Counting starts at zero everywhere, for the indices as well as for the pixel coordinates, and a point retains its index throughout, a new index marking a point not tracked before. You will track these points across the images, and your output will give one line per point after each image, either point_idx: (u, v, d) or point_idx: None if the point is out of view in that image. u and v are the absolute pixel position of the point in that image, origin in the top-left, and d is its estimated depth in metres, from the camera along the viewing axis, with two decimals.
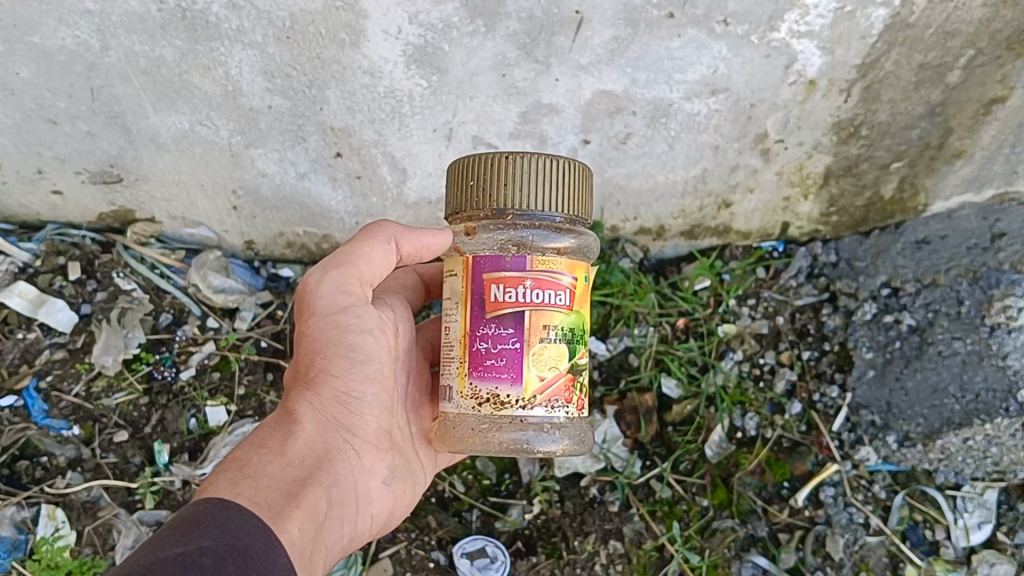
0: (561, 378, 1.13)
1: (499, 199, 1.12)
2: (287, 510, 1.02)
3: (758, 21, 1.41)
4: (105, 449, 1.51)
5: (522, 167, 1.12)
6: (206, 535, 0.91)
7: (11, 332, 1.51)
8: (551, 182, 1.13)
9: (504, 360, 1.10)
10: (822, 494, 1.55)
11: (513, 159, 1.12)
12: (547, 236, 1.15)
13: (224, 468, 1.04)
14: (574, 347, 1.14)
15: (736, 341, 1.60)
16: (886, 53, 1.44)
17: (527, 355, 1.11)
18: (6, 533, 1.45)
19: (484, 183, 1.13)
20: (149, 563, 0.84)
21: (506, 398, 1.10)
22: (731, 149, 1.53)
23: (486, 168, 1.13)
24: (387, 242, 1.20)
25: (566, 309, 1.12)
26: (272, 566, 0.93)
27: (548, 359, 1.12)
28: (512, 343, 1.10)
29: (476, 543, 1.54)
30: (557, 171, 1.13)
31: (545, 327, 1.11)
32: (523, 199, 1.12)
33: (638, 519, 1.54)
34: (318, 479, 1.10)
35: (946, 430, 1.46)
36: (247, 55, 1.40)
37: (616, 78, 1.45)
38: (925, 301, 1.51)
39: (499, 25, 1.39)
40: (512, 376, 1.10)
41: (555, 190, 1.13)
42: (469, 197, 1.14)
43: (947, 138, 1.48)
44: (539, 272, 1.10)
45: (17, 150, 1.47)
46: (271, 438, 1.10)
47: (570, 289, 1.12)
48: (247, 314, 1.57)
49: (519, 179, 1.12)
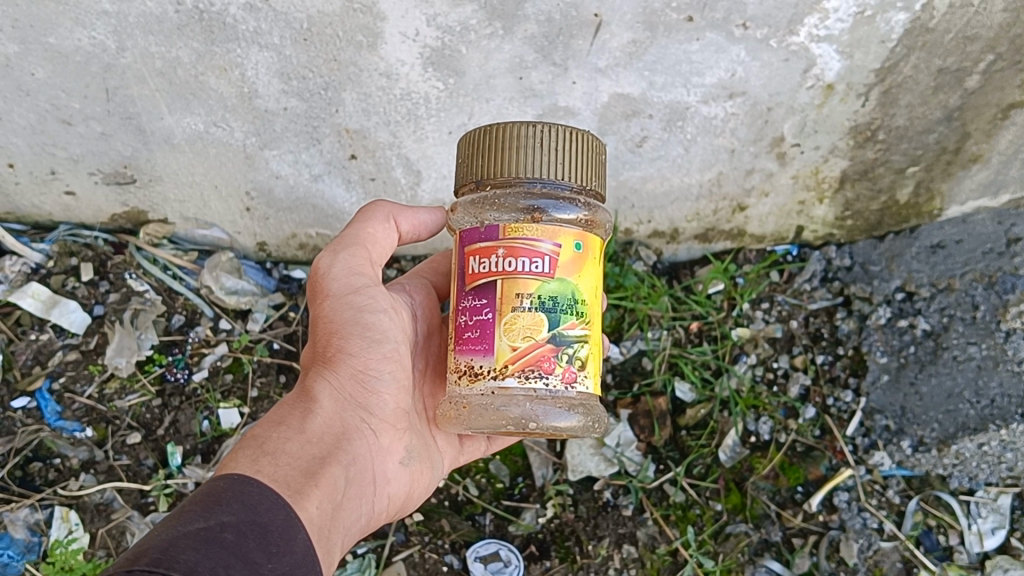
0: (538, 348, 1.07)
1: (477, 171, 1.11)
2: (307, 487, 1.02)
3: (777, 25, 1.39)
4: (118, 451, 1.50)
5: (501, 137, 1.10)
6: (227, 511, 0.92)
7: (24, 333, 1.52)
8: (534, 149, 1.09)
9: (478, 331, 1.08)
10: (836, 499, 1.53)
11: (488, 131, 1.10)
12: (547, 204, 1.12)
13: (244, 446, 1.05)
14: (557, 316, 1.07)
15: (749, 345, 1.61)
16: (905, 57, 1.41)
17: (498, 324, 1.07)
18: (19, 535, 1.44)
19: (469, 158, 1.13)
20: (173, 535, 0.85)
21: (479, 368, 1.08)
22: (747, 152, 1.52)
23: (473, 142, 1.12)
24: (387, 220, 1.21)
25: (544, 276, 1.07)
26: (291, 542, 0.94)
27: (521, 329, 1.07)
28: (487, 313, 1.08)
29: (489, 547, 1.53)
30: (537, 137, 1.09)
31: (518, 295, 1.07)
32: (504, 169, 1.10)
33: (651, 524, 1.54)
34: (339, 456, 1.10)
35: (961, 436, 1.48)
36: (264, 57, 1.39)
37: (633, 81, 1.43)
38: (939, 306, 1.52)
39: (517, 28, 1.38)
40: (484, 348, 1.08)
41: (540, 158, 1.09)
42: (461, 173, 1.14)
43: (964, 142, 1.48)
44: (510, 240, 1.07)
45: (31, 151, 1.46)
46: (290, 416, 1.10)
47: (551, 256, 1.07)
48: (260, 315, 1.59)
49: (500, 150, 1.10)
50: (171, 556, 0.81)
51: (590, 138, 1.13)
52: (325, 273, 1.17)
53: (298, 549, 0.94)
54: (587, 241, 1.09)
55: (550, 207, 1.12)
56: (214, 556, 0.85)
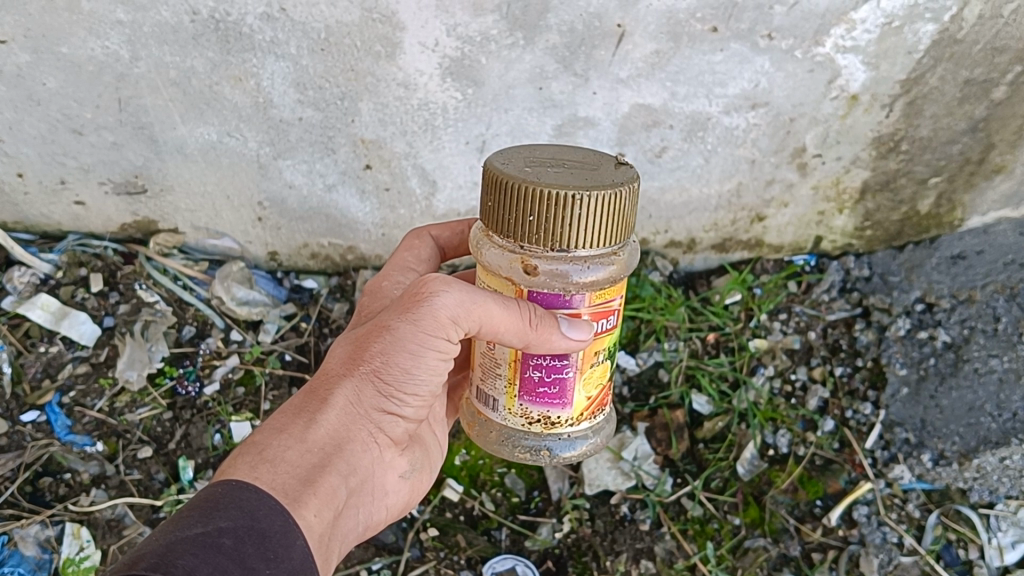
0: (600, 388, 1.08)
1: (561, 238, 0.93)
2: (308, 493, 0.95)
3: (803, 35, 1.36)
4: (129, 465, 1.47)
5: (591, 206, 0.92)
6: (225, 516, 0.86)
7: (33, 345, 1.50)
8: (613, 216, 0.95)
9: (558, 388, 1.03)
10: (855, 513, 1.49)
11: (581, 198, 0.92)
12: (592, 269, 0.97)
13: (243, 452, 0.97)
14: (614, 355, 1.07)
15: (767, 356, 1.59)
16: (932, 69, 1.39)
17: (578, 380, 1.04)
18: (30, 553, 1.38)
19: (546, 220, 0.93)
20: (170, 542, 0.81)
21: (557, 420, 1.05)
22: (768, 163, 1.49)
23: (548, 205, 0.92)
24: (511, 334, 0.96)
25: (613, 329, 1.04)
26: (291, 548, 0.88)
27: (594, 378, 1.06)
28: (566, 371, 1.03)
29: (506, 563, 1.49)
30: (620, 202, 0.95)
31: (597, 353, 1.03)
32: (592, 237, 0.94)
33: (669, 538, 1.50)
34: (342, 466, 1.01)
35: (982, 449, 1.47)
36: (280, 66, 1.36)
37: (655, 91, 1.41)
38: (960, 318, 1.53)
39: (539, 38, 1.35)
40: (563, 401, 1.04)
41: (617, 222, 0.95)
42: (525, 230, 0.94)
43: (988, 154, 1.48)
44: (597, 308, 0.99)
45: (42, 161, 1.45)
46: (293, 421, 1.01)
47: (619, 310, 1.03)
48: (272, 326, 1.57)
49: (582, 220, 0.93)
50: (167, 563, 0.78)
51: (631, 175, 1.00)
52: (433, 301, 1.02)
53: (298, 557, 0.88)
54: None
55: (594, 271, 0.97)
56: (212, 562, 0.81)
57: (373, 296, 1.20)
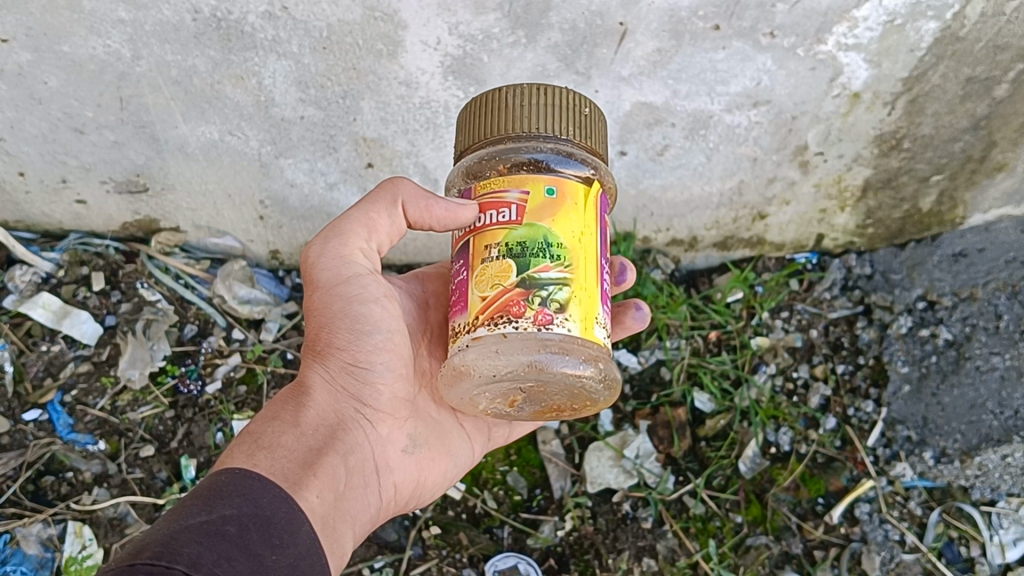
0: (506, 293, 0.96)
1: (494, 130, 1.01)
2: (307, 476, 0.97)
3: (805, 33, 1.31)
4: (131, 464, 1.48)
5: (510, 97, 1.01)
6: (228, 504, 0.88)
7: (34, 344, 1.51)
8: (546, 111, 1.01)
9: (457, 293, 1.01)
10: (857, 511, 1.50)
11: (504, 91, 1.01)
12: (542, 153, 1.00)
13: (239, 442, 1.00)
14: (526, 260, 0.96)
15: (769, 354, 1.60)
16: (933, 66, 1.34)
17: (471, 280, 0.99)
18: (31, 551, 1.40)
19: (481, 120, 1.03)
20: (173, 531, 0.82)
21: (458, 328, 0.99)
22: (770, 161, 1.48)
23: (479, 107, 1.03)
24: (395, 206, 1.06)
25: (511, 224, 0.97)
26: (297, 533, 0.91)
27: (490, 278, 0.97)
28: (462, 273, 1.01)
29: (508, 561, 1.49)
30: (551, 101, 1.02)
31: (487, 246, 0.98)
32: (524, 118, 1.01)
33: (671, 536, 1.50)
34: (337, 446, 1.04)
35: (984, 447, 1.48)
36: (282, 65, 1.32)
37: (656, 90, 1.38)
38: (961, 315, 1.54)
39: (541, 37, 1.31)
40: (463, 307, 0.99)
41: (558, 112, 1.02)
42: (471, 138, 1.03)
43: (989, 152, 1.44)
44: (481, 197, 1.00)
45: (42, 160, 1.44)
46: (282, 410, 1.05)
47: (518, 203, 0.98)
48: (273, 325, 1.58)
49: (511, 109, 1.01)
50: (172, 551, 0.79)
51: (599, 114, 1.06)
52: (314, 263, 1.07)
53: (303, 541, 0.91)
54: (565, 186, 0.98)
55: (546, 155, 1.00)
56: (216, 549, 0.82)
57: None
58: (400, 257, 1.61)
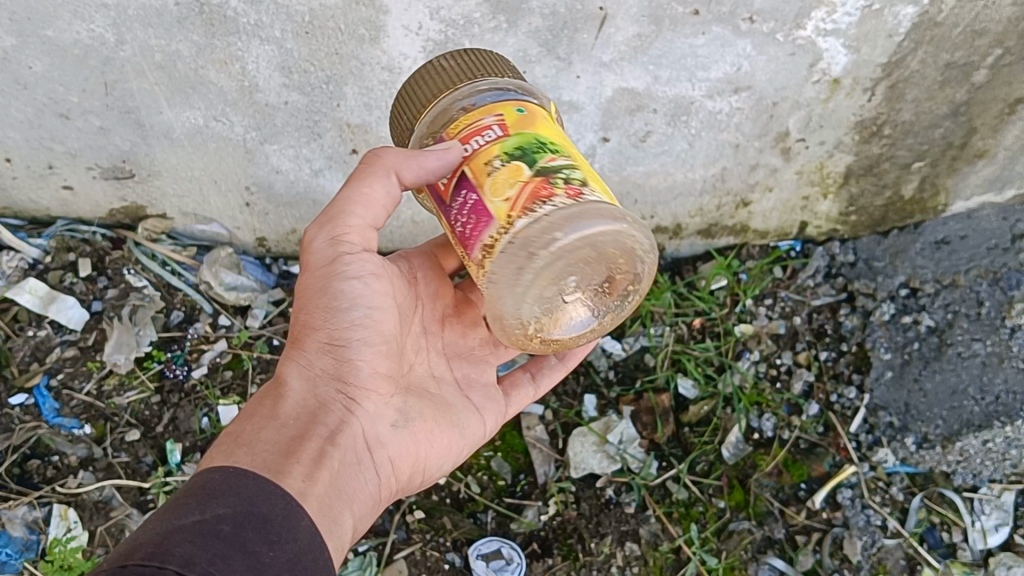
0: (526, 187, 0.94)
1: (413, 112, 1.08)
2: (291, 464, 0.97)
3: (784, 18, 1.32)
4: (116, 448, 1.50)
5: (413, 82, 1.09)
6: (222, 504, 0.87)
7: (21, 329, 1.53)
8: (439, 72, 1.07)
9: (472, 219, 0.98)
10: (839, 496, 1.51)
11: (409, 80, 1.09)
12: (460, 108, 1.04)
13: (218, 444, 1.01)
14: (532, 156, 0.96)
15: (753, 341, 1.60)
16: (912, 52, 1.35)
17: (483, 195, 0.96)
18: (17, 533, 1.42)
19: (401, 114, 1.10)
20: (166, 532, 0.81)
21: (490, 241, 0.96)
22: (752, 147, 1.49)
23: (398, 109, 1.11)
24: (383, 174, 1.02)
25: (501, 138, 0.98)
26: (294, 529, 0.89)
27: (503, 182, 0.95)
28: (471, 197, 0.98)
29: (491, 545, 1.50)
30: (443, 66, 1.08)
31: (486, 162, 0.97)
32: (427, 94, 1.07)
33: (654, 521, 1.52)
34: (319, 430, 1.03)
35: (965, 432, 1.48)
36: (265, 50, 1.33)
37: (637, 75, 1.39)
38: (944, 302, 1.53)
39: (521, 21, 1.32)
40: (484, 221, 0.96)
41: (462, 67, 1.07)
42: (402, 132, 1.10)
43: (970, 139, 1.45)
44: (457, 135, 1.00)
45: (28, 145, 1.45)
46: (261, 405, 1.05)
47: (496, 125, 0.99)
48: (260, 311, 1.59)
49: (417, 90, 1.08)
50: (164, 552, 0.78)
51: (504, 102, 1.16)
52: (309, 247, 1.06)
53: (302, 537, 0.89)
54: (527, 106, 1.02)
55: (470, 101, 1.03)
56: (211, 549, 0.80)
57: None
58: (387, 245, 1.62)
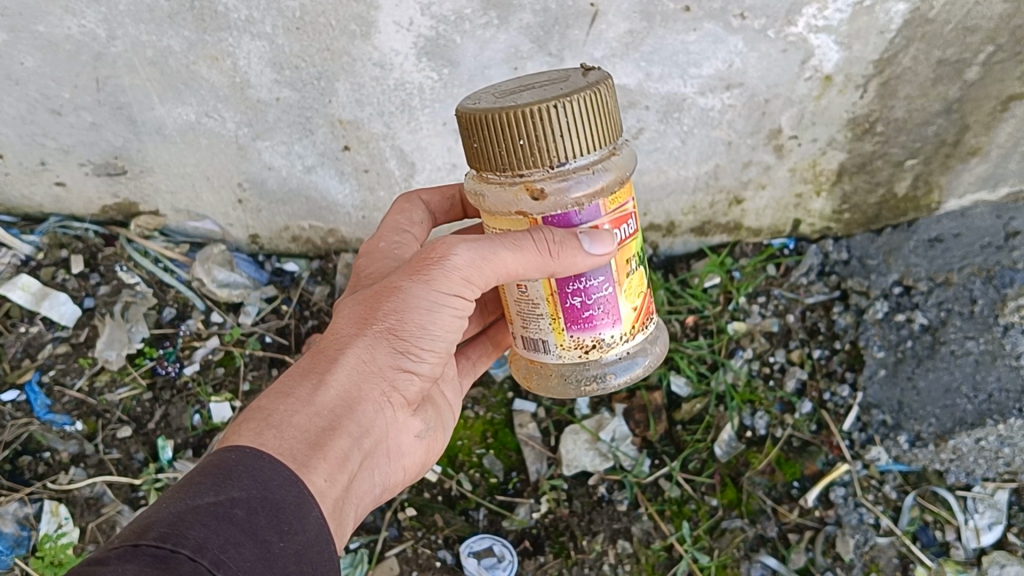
0: (642, 298, 1.08)
1: (554, 156, 0.93)
2: (318, 459, 0.90)
3: (776, 14, 1.33)
4: (109, 445, 1.50)
5: (560, 115, 0.92)
6: (238, 485, 0.82)
7: (13, 326, 1.52)
8: (586, 123, 0.94)
9: (600, 309, 1.04)
10: (833, 495, 1.50)
11: (557, 109, 0.92)
12: (592, 178, 0.97)
13: (246, 417, 0.92)
14: (643, 262, 1.08)
15: (746, 339, 1.60)
16: (904, 48, 1.36)
17: (618, 294, 1.04)
18: (8, 530, 1.42)
19: (529, 141, 0.93)
20: (180, 512, 0.78)
21: (609, 339, 1.06)
22: (745, 145, 1.49)
23: (518, 122, 0.92)
24: (548, 267, 0.96)
25: (634, 233, 1.04)
26: (305, 519, 0.84)
27: (633, 288, 1.06)
28: (605, 289, 1.03)
29: (483, 542, 1.51)
30: (587, 110, 0.94)
31: (627, 261, 1.04)
32: (574, 147, 0.94)
33: (646, 519, 1.51)
34: (352, 428, 0.96)
35: (958, 430, 1.46)
36: (256, 46, 1.34)
37: (629, 72, 1.39)
38: (937, 300, 1.50)
39: (513, 18, 1.32)
40: (611, 320, 1.05)
41: (599, 124, 0.96)
42: (518, 156, 0.94)
43: (963, 136, 1.44)
44: (614, 213, 0.99)
45: (21, 141, 1.46)
46: (301, 383, 0.96)
47: (633, 214, 1.03)
48: (252, 308, 1.58)
49: (564, 131, 0.93)
50: (177, 534, 0.75)
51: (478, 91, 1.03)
52: (448, 260, 1.00)
53: (311, 529, 0.85)
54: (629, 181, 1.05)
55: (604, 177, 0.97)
56: (223, 534, 0.77)
57: (370, 258, 1.16)
58: None
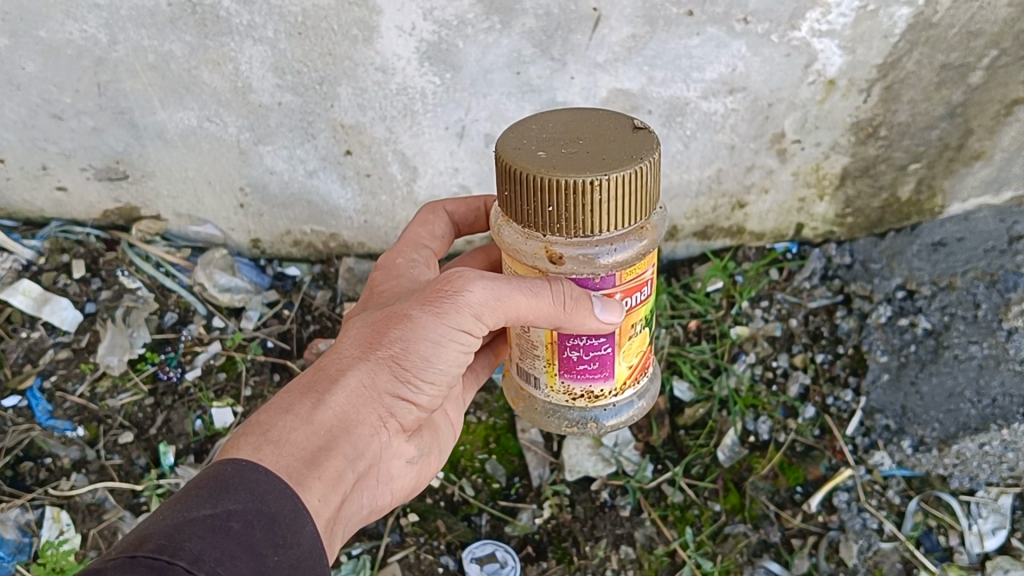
0: (642, 354, 1.08)
1: (583, 228, 0.90)
2: (313, 479, 0.90)
3: (779, 19, 1.32)
4: (110, 451, 1.46)
5: (601, 194, 0.88)
6: (234, 498, 0.82)
7: (14, 331, 1.52)
8: (628, 200, 0.89)
9: (597, 364, 1.03)
10: (835, 499, 1.46)
11: (599, 187, 0.87)
12: (613, 250, 0.95)
13: (245, 431, 0.91)
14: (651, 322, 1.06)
15: (748, 343, 1.60)
16: (908, 53, 1.36)
17: (618, 355, 1.04)
18: (9, 536, 1.36)
19: (562, 209, 0.89)
20: (177, 523, 0.77)
21: (600, 391, 1.06)
22: (747, 149, 1.48)
23: (555, 190, 0.88)
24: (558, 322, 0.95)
25: (646, 298, 1.02)
26: (300, 534, 0.83)
27: (633, 349, 1.05)
28: (606, 349, 1.02)
29: (485, 548, 1.47)
30: (631, 188, 0.89)
31: (633, 325, 1.02)
32: (607, 224, 0.90)
33: (649, 524, 1.48)
34: (346, 449, 0.95)
35: (961, 435, 1.44)
36: (258, 50, 1.33)
37: (632, 76, 1.38)
38: (941, 305, 1.51)
39: (515, 22, 1.32)
40: (605, 376, 1.05)
41: (641, 199, 0.91)
42: (548, 218, 0.90)
43: (967, 140, 1.45)
44: (628, 283, 0.97)
45: (22, 145, 1.46)
46: (301, 399, 0.95)
47: (649, 280, 1.01)
48: (253, 313, 1.59)
49: (600, 209, 0.88)
50: (174, 546, 0.74)
51: (534, 116, 0.97)
52: (462, 294, 0.97)
53: (306, 543, 0.84)
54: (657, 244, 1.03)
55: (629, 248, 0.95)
56: (220, 547, 0.77)
57: (386, 272, 1.13)
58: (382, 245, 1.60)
